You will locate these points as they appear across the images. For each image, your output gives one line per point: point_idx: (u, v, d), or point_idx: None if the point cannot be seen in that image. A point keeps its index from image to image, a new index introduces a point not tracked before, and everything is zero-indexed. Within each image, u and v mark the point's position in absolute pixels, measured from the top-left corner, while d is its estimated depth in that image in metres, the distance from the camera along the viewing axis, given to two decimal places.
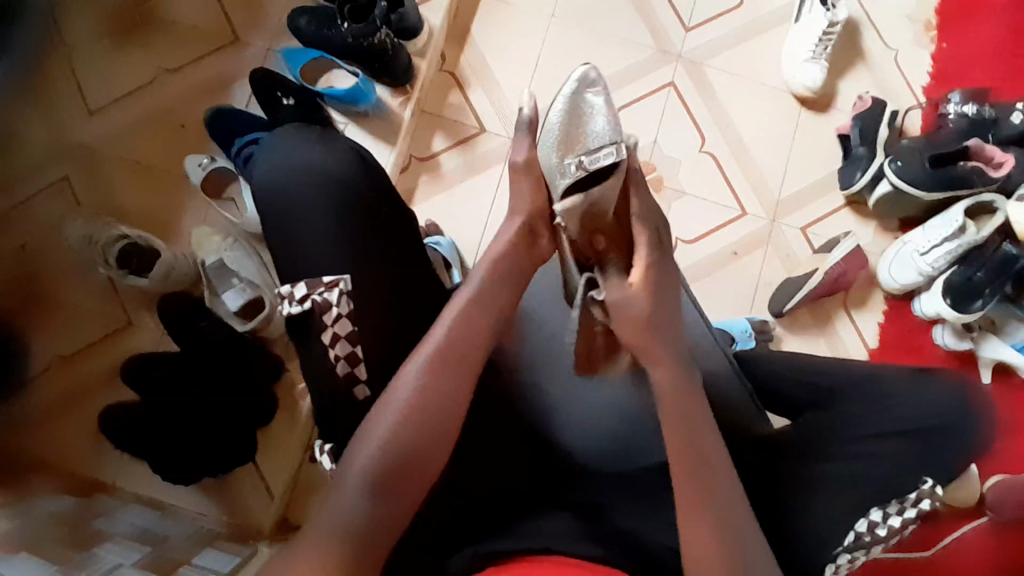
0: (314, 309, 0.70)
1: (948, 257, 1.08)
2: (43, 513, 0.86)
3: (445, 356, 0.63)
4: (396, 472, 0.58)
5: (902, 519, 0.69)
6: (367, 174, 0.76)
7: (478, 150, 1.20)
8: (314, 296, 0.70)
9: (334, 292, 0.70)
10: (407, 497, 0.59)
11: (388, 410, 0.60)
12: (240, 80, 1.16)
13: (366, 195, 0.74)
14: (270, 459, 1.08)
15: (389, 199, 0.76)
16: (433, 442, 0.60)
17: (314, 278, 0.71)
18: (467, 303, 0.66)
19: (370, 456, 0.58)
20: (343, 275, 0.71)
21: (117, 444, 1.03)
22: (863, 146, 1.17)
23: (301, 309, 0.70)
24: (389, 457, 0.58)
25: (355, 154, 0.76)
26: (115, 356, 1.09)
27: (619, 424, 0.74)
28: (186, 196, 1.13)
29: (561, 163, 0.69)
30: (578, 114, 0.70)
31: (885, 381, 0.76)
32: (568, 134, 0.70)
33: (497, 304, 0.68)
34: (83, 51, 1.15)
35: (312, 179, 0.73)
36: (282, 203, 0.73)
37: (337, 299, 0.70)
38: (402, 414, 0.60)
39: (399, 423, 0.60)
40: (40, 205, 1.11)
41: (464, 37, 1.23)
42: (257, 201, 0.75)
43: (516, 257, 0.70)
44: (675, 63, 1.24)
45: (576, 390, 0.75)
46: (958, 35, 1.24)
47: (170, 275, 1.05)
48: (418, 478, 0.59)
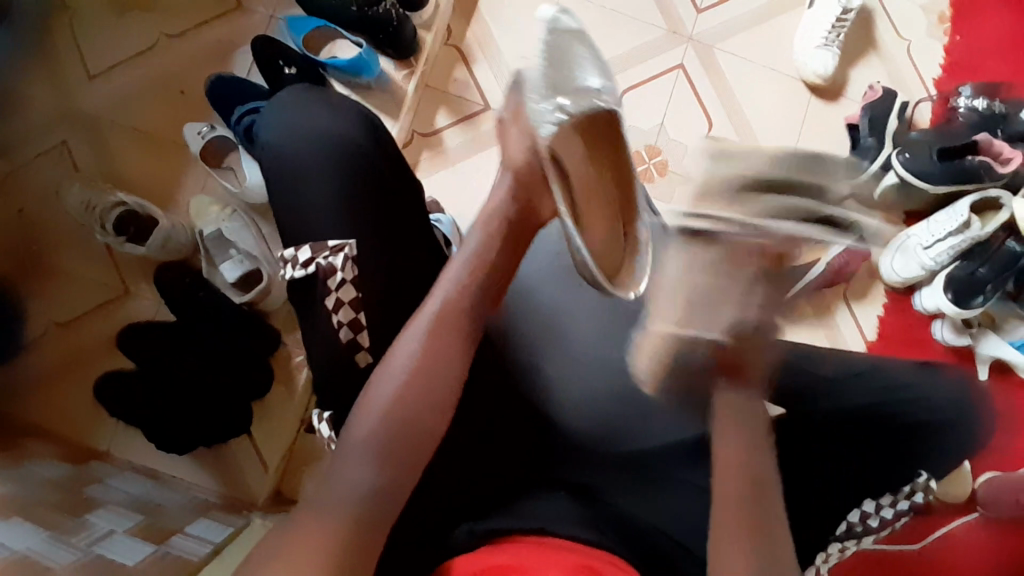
0: (319, 273, 0.69)
1: (952, 252, 1.08)
2: (39, 478, 0.86)
3: (444, 319, 0.64)
4: (402, 438, 0.58)
5: (893, 510, 0.72)
6: (377, 142, 0.74)
7: (483, 128, 1.18)
8: (319, 259, 0.69)
9: (339, 256, 0.69)
10: (411, 464, 0.58)
11: (389, 379, 0.60)
12: (243, 48, 1.14)
13: (372, 162, 0.72)
14: (264, 429, 1.07)
15: (397, 169, 0.74)
16: (435, 402, 0.60)
17: (319, 242, 0.70)
18: (462, 270, 0.67)
19: (371, 424, 0.58)
20: (347, 240, 0.70)
21: (113, 411, 1.03)
22: (872, 137, 1.15)
23: (305, 272, 0.69)
24: (393, 422, 0.58)
25: (359, 123, 0.74)
26: (111, 323, 1.08)
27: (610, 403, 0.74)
28: (186, 165, 1.12)
29: (542, 108, 0.77)
30: (557, 60, 0.83)
31: (887, 372, 0.76)
32: (552, 78, 0.80)
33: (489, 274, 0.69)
34: (83, 13, 1.13)
35: (316, 146, 0.72)
36: (285, 170, 0.72)
37: (341, 264, 0.69)
38: (402, 381, 0.60)
39: (400, 390, 0.59)
40: (38, 169, 1.10)
41: (472, 12, 1.20)
42: (263, 168, 0.74)
43: (512, 216, 0.73)
44: (686, 45, 1.22)
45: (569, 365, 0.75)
46: (971, 28, 1.22)
47: (167, 244, 1.04)
48: (422, 441, 0.59)
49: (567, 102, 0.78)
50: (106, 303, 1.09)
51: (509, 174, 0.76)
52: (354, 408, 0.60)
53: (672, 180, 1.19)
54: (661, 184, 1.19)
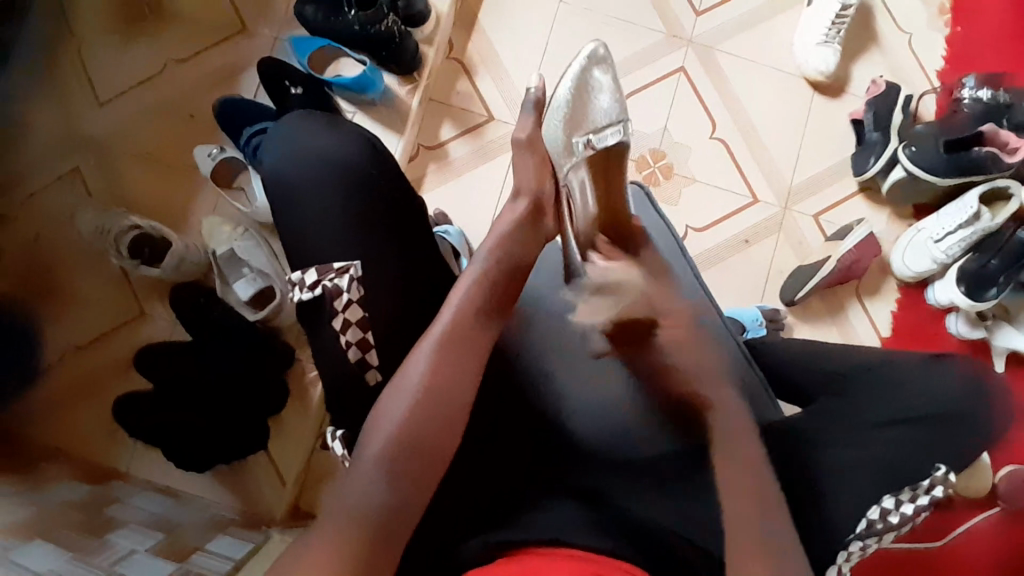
0: (325, 295, 0.70)
1: (963, 244, 1.08)
2: (61, 500, 0.88)
3: (455, 336, 0.65)
4: (412, 459, 0.58)
5: (914, 507, 0.69)
6: (378, 159, 0.75)
7: (488, 139, 1.19)
8: (325, 281, 0.70)
9: (344, 278, 0.70)
10: (426, 479, 0.59)
11: (399, 399, 0.61)
12: (249, 69, 1.16)
13: (368, 183, 0.74)
14: (283, 446, 1.08)
15: (399, 189, 0.75)
16: (449, 418, 0.61)
17: (324, 264, 0.72)
18: (473, 283, 0.69)
19: (383, 443, 0.59)
20: (352, 261, 0.71)
21: (132, 431, 1.04)
22: (877, 131, 1.15)
23: (312, 295, 0.71)
24: (404, 442, 0.59)
25: (363, 141, 0.76)
26: (128, 346, 1.10)
27: (612, 421, 0.76)
28: (197, 186, 1.13)
29: (570, 141, 0.78)
30: (585, 89, 0.79)
31: (896, 365, 0.77)
32: (574, 112, 0.79)
33: (501, 288, 0.70)
34: (93, 43, 1.16)
35: (313, 164, 0.74)
36: (283, 188, 0.74)
37: (347, 285, 0.70)
38: (413, 401, 0.60)
39: (411, 410, 0.60)
40: (53, 196, 1.12)
41: (472, 24, 1.22)
42: (264, 188, 0.76)
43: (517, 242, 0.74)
44: (686, 48, 1.22)
45: (577, 388, 0.78)
46: (973, 18, 1.21)
47: (182, 264, 1.05)
48: (435, 466, 0.60)
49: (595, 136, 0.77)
50: (122, 325, 1.10)
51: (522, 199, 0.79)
52: (366, 425, 0.61)
53: (677, 182, 1.20)
54: (666, 186, 1.20)
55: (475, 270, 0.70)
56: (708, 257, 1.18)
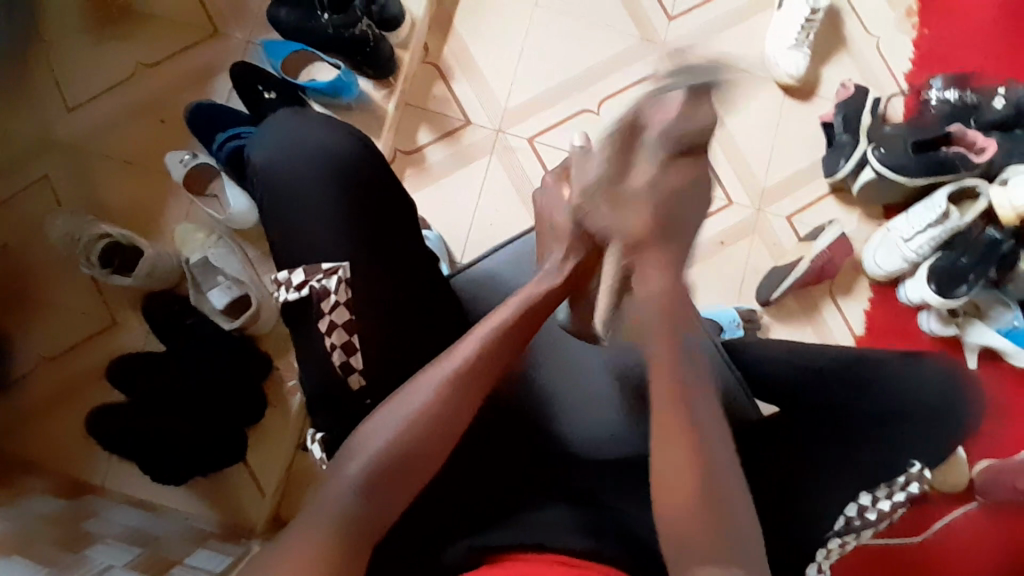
0: (313, 296, 0.69)
1: (932, 243, 1.10)
2: (33, 515, 0.85)
3: (468, 373, 0.63)
4: (390, 480, 0.57)
5: (891, 503, 0.70)
6: (372, 158, 0.74)
7: (465, 143, 1.19)
8: (312, 282, 0.70)
9: (333, 279, 0.70)
10: (400, 499, 0.58)
11: (392, 418, 0.60)
12: (222, 74, 1.14)
13: (353, 175, 0.73)
14: (263, 455, 1.07)
15: (386, 182, 0.74)
16: (438, 447, 0.60)
17: (312, 264, 0.71)
18: (497, 324, 0.67)
19: (367, 457, 0.57)
20: (341, 263, 0.70)
21: (105, 444, 1.02)
22: (847, 134, 1.18)
23: (299, 296, 0.70)
24: (387, 465, 0.57)
25: (358, 140, 0.75)
26: (101, 357, 1.08)
27: (602, 433, 0.77)
28: (170, 192, 1.11)
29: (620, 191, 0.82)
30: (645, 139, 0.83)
31: (872, 363, 0.77)
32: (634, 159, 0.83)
33: (520, 328, 0.68)
34: (60, 48, 1.13)
35: (308, 167, 0.72)
36: (269, 188, 0.73)
37: (335, 286, 0.70)
38: (405, 424, 0.59)
39: (402, 433, 0.59)
40: (20, 205, 1.10)
41: (448, 29, 1.22)
42: (255, 189, 0.75)
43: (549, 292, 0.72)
44: (661, 51, 1.23)
45: (573, 390, 0.79)
46: (938, 21, 1.24)
47: (154, 272, 1.03)
48: (408, 492, 0.58)
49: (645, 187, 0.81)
50: (94, 335, 1.08)
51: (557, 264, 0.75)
52: (355, 433, 0.60)
53: None
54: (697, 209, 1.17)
55: (504, 310, 0.69)
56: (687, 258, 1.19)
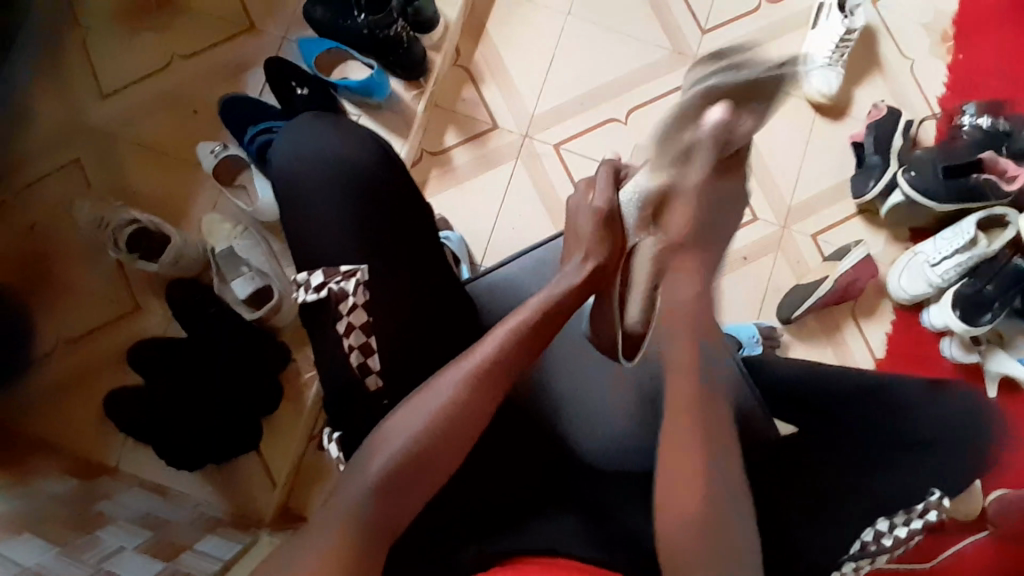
0: (331, 297, 0.70)
1: (958, 268, 1.08)
2: (47, 494, 0.86)
3: (483, 376, 0.63)
4: (411, 478, 0.58)
5: (909, 530, 0.68)
6: (389, 168, 0.74)
7: (491, 147, 1.20)
8: (330, 284, 0.70)
9: (351, 281, 0.70)
10: (411, 504, 0.58)
11: (414, 416, 0.61)
12: (255, 68, 1.16)
13: (353, 174, 0.73)
14: (274, 447, 1.07)
15: (393, 177, 0.74)
16: (452, 450, 0.61)
17: (331, 266, 0.71)
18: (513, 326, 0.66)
19: (384, 459, 0.58)
20: (359, 265, 0.71)
21: (122, 427, 1.03)
22: (878, 155, 1.17)
23: (317, 296, 0.70)
24: (400, 467, 0.58)
25: (377, 147, 0.75)
26: (123, 339, 1.09)
27: (621, 446, 0.75)
28: (200, 181, 1.13)
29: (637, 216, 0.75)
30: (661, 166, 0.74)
31: (895, 390, 0.76)
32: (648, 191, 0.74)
33: (539, 328, 0.67)
34: (99, 35, 1.15)
35: (327, 175, 0.73)
36: (286, 207, 0.74)
37: (353, 288, 0.70)
38: (426, 422, 0.60)
39: (423, 430, 0.60)
40: (53, 186, 1.12)
41: (480, 32, 1.22)
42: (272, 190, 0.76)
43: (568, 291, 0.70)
44: (691, 64, 1.23)
45: (591, 402, 0.77)
46: (974, 46, 1.23)
47: (180, 260, 1.04)
48: (420, 493, 0.59)
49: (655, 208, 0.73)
50: (117, 318, 1.10)
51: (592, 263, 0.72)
52: (377, 431, 0.61)
53: None
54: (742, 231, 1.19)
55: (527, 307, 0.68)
56: None
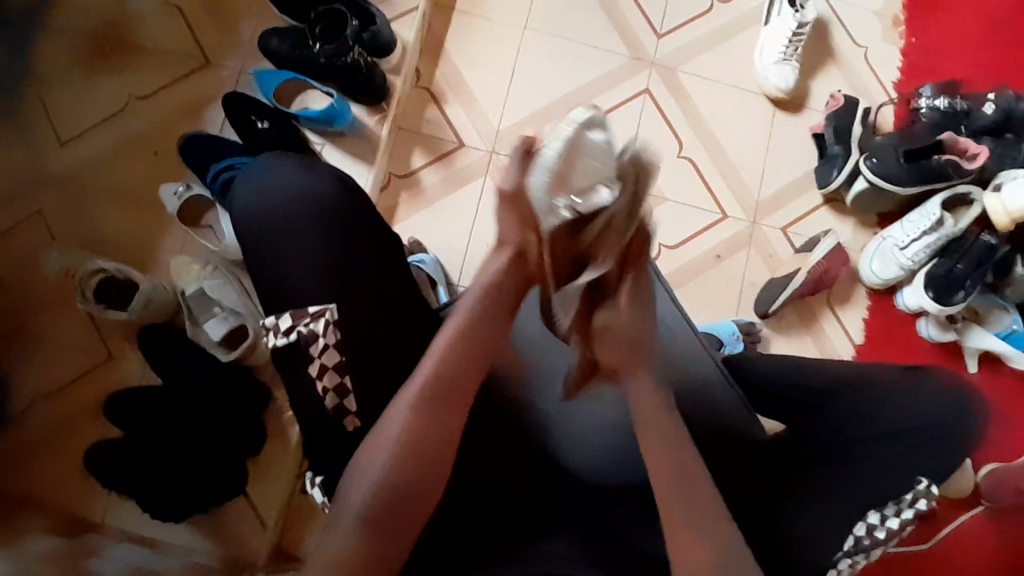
0: (301, 341, 0.68)
1: (928, 250, 1.10)
2: (31, 555, 0.83)
3: (436, 390, 0.62)
4: (393, 509, 0.59)
5: (900, 520, 0.69)
6: (351, 199, 0.74)
7: (457, 165, 1.19)
8: (299, 327, 0.68)
9: (320, 322, 0.69)
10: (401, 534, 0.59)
11: (378, 450, 0.60)
12: (213, 105, 1.14)
13: (325, 208, 0.72)
14: (261, 489, 1.05)
15: (365, 209, 0.74)
16: (425, 475, 0.60)
17: (298, 309, 0.69)
18: (450, 336, 0.65)
19: (362, 498, 0.59)
20: (327, 305, 0.69)
21: (103, 481, 1.00)
22: (839, 145, 1.18)
23: (287, 340, 0.69)
24: (381, 501, 0.59)
25: (337, 179, 0.75)
26: (98, 390, 1.06)
27: (604, 455, 0.74)
28: (165, 224, 1.11)
29: (550, 204, 0.61)
30: (578, 154, 0.60)
31: (866, 381, 0.76)
32: (561, 169, 0.60)
33: (483, 330, 0.66)
34: (51, 82, 1.13)
35: (289, 209, 0.72)
36: (252, 248, 0.72)
37: (323, 330, 0.68)
38: (390, 455, 0.60)
39: (390, 463, 0.59)
40: (14, 239, 1.09)
41: (439, 52, 1.22)
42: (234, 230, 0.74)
43: (503, 283, 0.67)
44: (650, 69, 1.24)
45: (570, 412, 0.75)
46: (924, 30, 1.26)
47: (150, 305, 1.01)
48: (412, 518, 0.60)
49: (582, 200, 0.60)
50: (89, 369, 1.07)
51: (505, 250, 0.67)
52: (349, 469, 0.61)
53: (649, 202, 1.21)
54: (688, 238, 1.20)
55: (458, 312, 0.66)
56: (684, 273, 1.19)
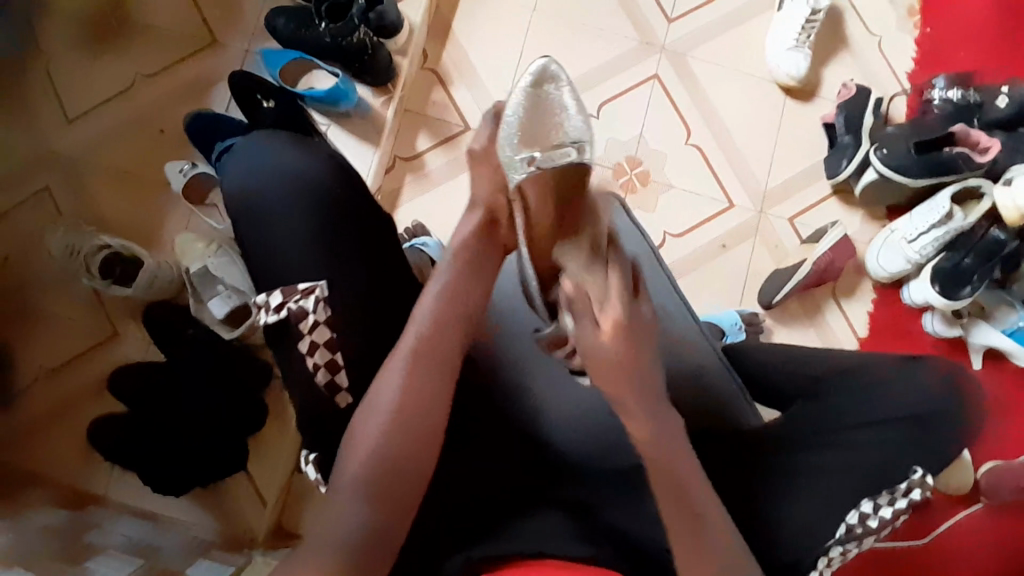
0: (291, 317, 0.69)
1: (937, 244, 1.08)
2: (36, 527, 0.85)
3: (424, 356, 0.64)
4: (389, 480, 0.59)
5: (893, 510, 0.68)
6: (343, 178, 0.74)
7: (463, 149, 1.19)
8: (290, 304, 0.69)
9: (310, 300, 0.69)
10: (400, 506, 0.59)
11: (374, 418, 0.61)
12: (221, 84, 1.15)
13: (322, 214, 0.72)
14: (262, 466, 1.07)
15: (363, 202, 0.74)
16: (424, 442, 0.61)
17: (290, 286, 0.70)
18: (429, 309, 0.66)
19: (359, 468, 0.59)
20: (318, 282, 0.70)
21: (108, 456, 1.02)
22: (849, 134, 1.17)
23: (278, 317, 0.69)
24: (381, 469, 0.59)
25: (331, 158, 0.75)
26: (104, 366, 1.08)
27: (591, 435, 0.74)
28: (171, 201, 1.12)
29: (512, 158, 0.71)
30: (540, 107, 0.73)
31: (872, 369, 0.76)
32: (532, 124, 0.72)
33: (462, 298, 0.68)
34: (60, 58, 1.13)
35: (285, 186, 0.72)
36: (247, 235, 0.73)
37: (313, 307, 0.69)
38: (386, 421, 0.60)
39: (385, 429, 0.60)
40: (23, 214, 1.10)
41: (446, 34, 1.22)
42: (230, 209, 0.75)
43: (476, 248, 0.71)
44: (659, 55, 1.23)
45: (556, 395, 0.76)
46: (940, 20, 1.24)
47: (154, 283, 1.03)
48: (417, 483, 0.60)
49: (541, 155, 0.70)
50: (96, 345, 1.08)
51: (477, 209, 0.73)
52: (343, 447, 0.62)
53: (654, 188, 1.20)
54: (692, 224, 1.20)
55: (437, 281, 0.69)
56: (687, 262, 1.19)
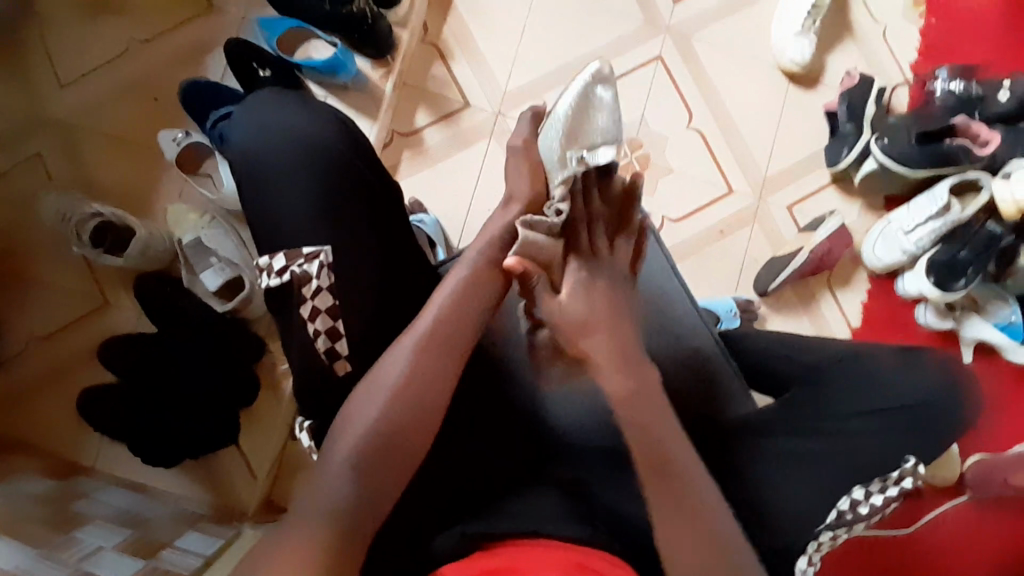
0: (292, 281, 0.68)
1: (934, 236, 1.08)
2: (24, 495, 0.84)
3: (432, 340, 0.64)
4: (381, 456, 0.58)
5: (884, 498, 0.69)
6: (352, 147, 0.73)
7: (463, 125, 1.17)
8: (293, 267, 0.68)
9: (314, 264, 0.68)
10: (391, 483, 0.58)
11: (375, 394, 0.61)
12: (216, 52, 1.12)
13: (327, 182, 0.70)
14: (252, 441, 1.06)
15: (369, 171, 0.73)
16: (421, 421, 0.61)
17: (293, 249, 0.70)
18: (448, 298, 0.66)
19: (352, 443, 0.58)
20: (323, 247, 0.69)
21: (97, 426, 1.01)
22: (851, 123, 1.16)
23: (279, 281, 0.68)
24: (374, 445, 0.58)
25: (339, 125, 0.74)
26: (95, 335, 1.07)
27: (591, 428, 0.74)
28: (164, 170, 1.10)
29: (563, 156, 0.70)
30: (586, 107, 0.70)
31: (867, 356, 0.76)
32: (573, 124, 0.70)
33: (484, 287, 0.68)
34: (55, 22, 1.11)
35: (293, 152, 0.71)
36: (251, 200, 0.72)
37: (316, 271, 0.68)
38: (386, 400, 0.60)
39: (385, 408, 0.60)
40: (17, 178, 1.08)
41: (448, 8, 1.19)
42: (234, 172, 0.73)
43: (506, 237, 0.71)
44: (664, 36, 1.21)
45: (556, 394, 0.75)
46: (946, 10, 1.22)
47: (148, 252, 1.02)
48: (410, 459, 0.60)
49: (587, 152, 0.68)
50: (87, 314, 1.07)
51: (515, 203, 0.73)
52: (339, 419, 0.61)
53: (654, 171, 1.20)
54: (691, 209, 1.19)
55: (462, 270, 0.69)
56: (685, 247, 1.19)
